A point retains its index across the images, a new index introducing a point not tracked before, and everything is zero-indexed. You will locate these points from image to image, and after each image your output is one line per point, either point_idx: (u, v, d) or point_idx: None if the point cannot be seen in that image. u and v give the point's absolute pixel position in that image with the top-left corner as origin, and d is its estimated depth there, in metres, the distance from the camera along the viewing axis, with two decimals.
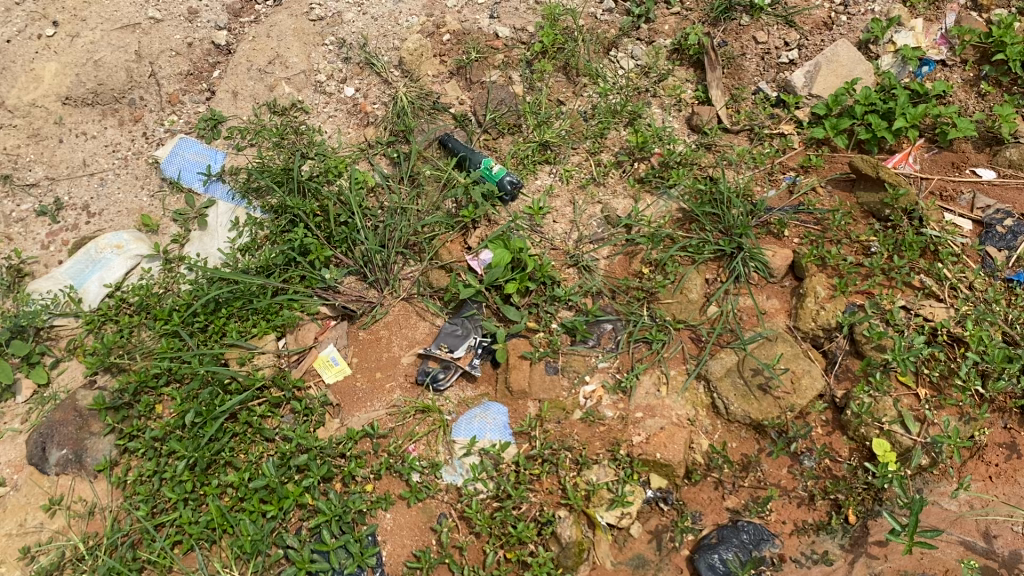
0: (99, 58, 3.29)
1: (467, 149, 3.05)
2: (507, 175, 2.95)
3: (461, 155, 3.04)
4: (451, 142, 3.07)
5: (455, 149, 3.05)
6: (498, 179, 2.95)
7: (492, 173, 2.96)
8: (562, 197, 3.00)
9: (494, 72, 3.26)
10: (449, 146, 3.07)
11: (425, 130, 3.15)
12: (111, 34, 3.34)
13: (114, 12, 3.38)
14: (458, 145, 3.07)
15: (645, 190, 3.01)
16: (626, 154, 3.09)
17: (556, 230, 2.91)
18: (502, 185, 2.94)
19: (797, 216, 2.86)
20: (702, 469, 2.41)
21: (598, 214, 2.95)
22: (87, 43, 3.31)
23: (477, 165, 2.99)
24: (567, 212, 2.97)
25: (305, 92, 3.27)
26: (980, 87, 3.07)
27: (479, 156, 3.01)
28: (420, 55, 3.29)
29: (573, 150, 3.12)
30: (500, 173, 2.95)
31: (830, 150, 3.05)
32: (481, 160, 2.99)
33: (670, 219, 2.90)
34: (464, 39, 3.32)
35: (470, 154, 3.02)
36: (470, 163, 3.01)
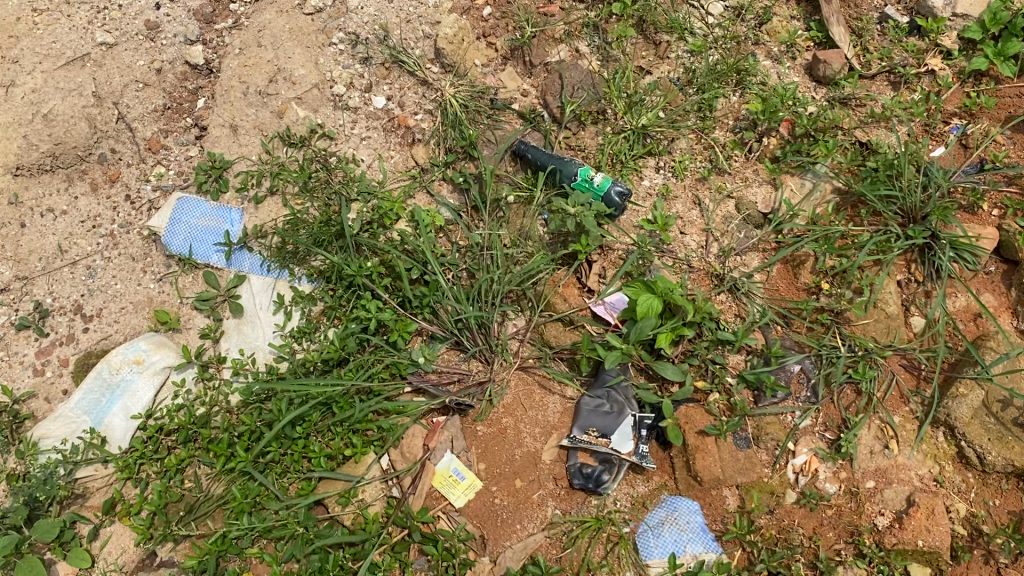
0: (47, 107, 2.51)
1: (553, 157, 2.39)
2: (613, 184, 2.31)
3: (546, 167, 2.38)
4: (531, 151, 2.41)
5: (538, 159, 2.39)
6: (604, 192, 2.30)
7: (593, 186, 2.31)
8: (682, 197, 2.39)
9: (560, 48, 2.57)
10: (530, 157, 2.41)
11: (489, 139, 2.47)
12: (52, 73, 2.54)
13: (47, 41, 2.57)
14: (541, 154, 2.40)
15: (785, 173, 2.39)
16: (745, 129, 2.47)
17: (689, 244, 2.31)
18: (608, 199, 2.30)
19: (986, 178, 2.26)
20: (967, 542, 1.88)
21: (734, 214, 2.35)
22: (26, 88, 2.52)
23: (571, 177, 2.34)
24: (696, 218, 2.35)
25: (324, 111, 2.55)
26: None
27: (571, 164, 2.36)
28: (462, 41, 2.57)
29: (679, 133, 2.48)
30: (603, 184, 2.30)
31: (995, 80, 2.45)
32: (576, 170, 2.34)
33: (825, 209, 2.32)
34: (510, 11, 2.61)
35: (559, 163, 2.36)
36: (561, 175, 2.35)
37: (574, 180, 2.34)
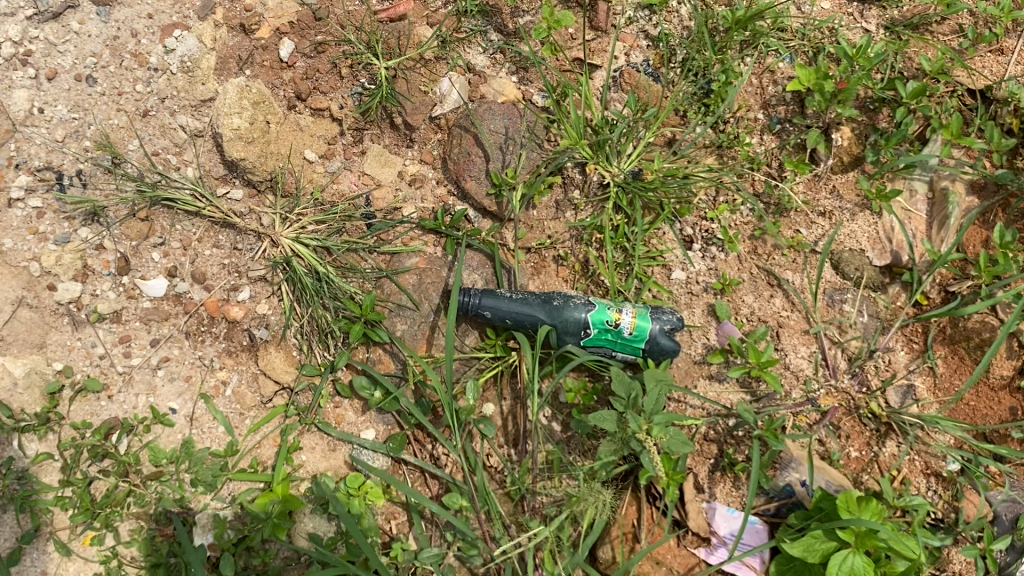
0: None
1: (528, 299, 1.30)
2: (657, 321, 1.29)
3: (526, 322, 1.30)
4: (486, 303, 1.29)
5: (507, 313, 1.29)
6: (650, 338, 1.28)
7: (627, 336, 1.28)
8: (747, 284, 1.40)
9: (445, 81, 1.39)
10: (488, 312, 1.29)
11: (398, 302, 1.32)
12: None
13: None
14: (505, 299, 1.30)
15: (885, 180, 1.45)
16: (791, 123, 1.46)
17: (801, 370, 1.35)
18: (660, 351, 1.29)
19: None
20: None
21: (836, 284, 1.41)
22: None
23: (580, 331, 1.29)
24: (790, 317, 1.38)
25: (53, 341, 1.28)
26: None
27: (569, 305, 1.29)
28: (268, 130, 1.31)
29: (702, 170, 1.42)
30: (644, 328, 1.28)
31: None
32: (585, 316, 1.29)
33: (972, 229, 1.41)
34: (327, 33, 1.37)
35: (550, 311, 1.29)
36: (560, 331, 1.29)
37: (587, 334, 1.29)
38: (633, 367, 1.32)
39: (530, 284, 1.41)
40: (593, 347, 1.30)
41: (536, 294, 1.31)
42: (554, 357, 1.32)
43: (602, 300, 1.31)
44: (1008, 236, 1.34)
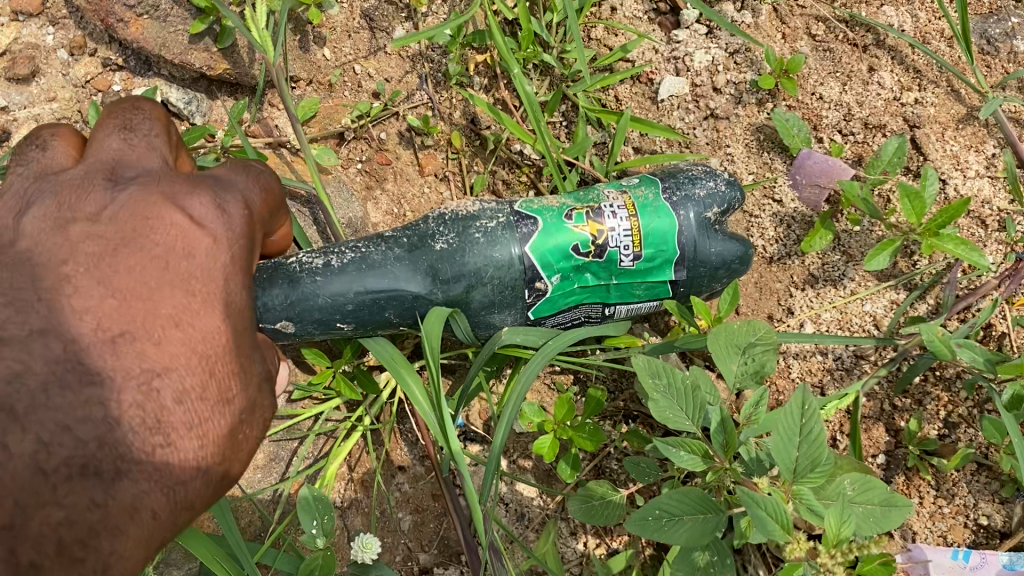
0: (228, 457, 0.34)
1: (374, 256, 0.51)
2: (690, 206, 0.54)
3: (389, 314, 0.51)
4: (278, 308, 0.48)
5: (336, 312, 0.50)
6: (692, 250, 0.54)
7: (635, 271, 0.53)
8: (814, 64, 0.65)
9: None
10: (290, 327, 0.49)
11: None
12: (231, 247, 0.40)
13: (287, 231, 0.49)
14: (319, 278, 0.50)
15: None
16: None
17: (987, 202, 0.61)
18: (715, 274, 0.55)
19: None
20: None
21: (982, 7, 0.66)
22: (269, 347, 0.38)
23: (524, 292, 0.52)
24: (924, 100, 0.64)
25: None
26: None
27: (479, 241, 0.52)
28: None
29: None
30: (667, 240, 0.53)
31: None
32: (524, 256, 0.52)
33: None
34: None
35: (435, 270, 0.51)
36: (475, 307, 0.52)
37: (543, 293, 0.53)
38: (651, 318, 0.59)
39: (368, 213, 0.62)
40: (561, 317, 0.55)
41: (386, 236, 0.52)
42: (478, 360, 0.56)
43: (547, 201, 0.54)
44: None
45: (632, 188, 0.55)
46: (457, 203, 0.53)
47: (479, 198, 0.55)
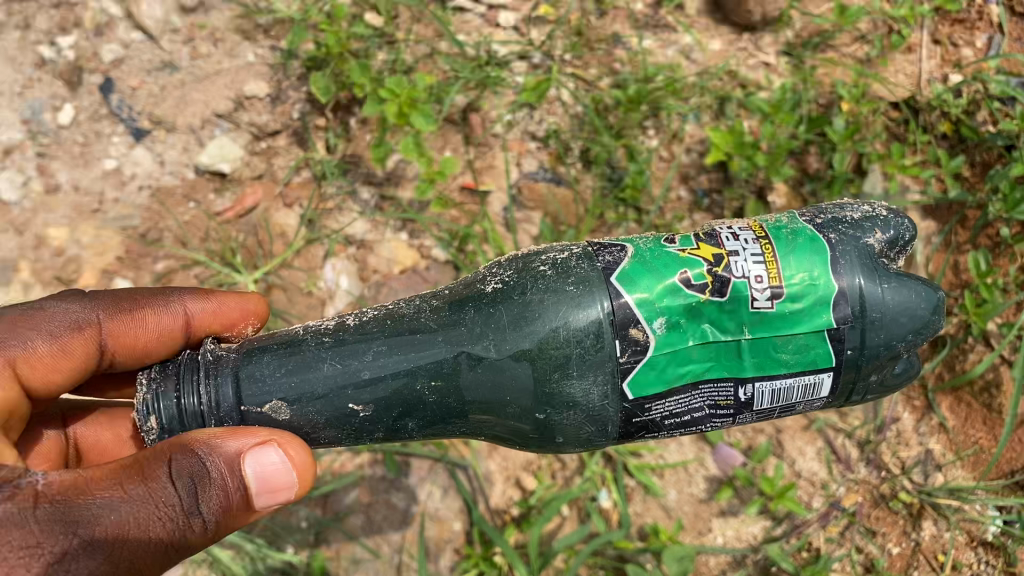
0: (54, 570, 0.68)
1: (400, 329, 0.79)
2: (849, 242, 0.79)
3: (421, 383, 0.77)
4: (263, 391, 0.77)
5: (349, 384, 0.77)
6: (789, 283, 0.75)
7: (761, 321, 0.75)
8: None
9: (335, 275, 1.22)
10: (284, 408, 0.77)
11: (351, 555, 1.13)
12: (44, 378, 0.84)
13: (188, 309, 0.90)
14: (320, 352, 0.79)
15: None
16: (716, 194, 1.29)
17: (813, 475, 1.21)
18: (911, 314, 0.77)
19: None
20: None
21: None
22: (154, 460, 0.71)
23: (614, 352, 0.74)
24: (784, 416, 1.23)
25: None
26: None
27: (570, 287, 0.76)
28: None
29: None
30: (813, 273, 0.76)
31: None
32: (605, 293, 0.75)
33: (938, 258, 1.28)
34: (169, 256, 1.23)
35: (497, 316, 0.77)
36: (557, 371, 0.74)
37: (642, 348, 0.74)
38: (824, 396, 0.79)
39: (492, 466, 1.18)
40: (685, 391, 0.76)
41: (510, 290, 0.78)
42: (557, 446, 0.79)
43: (641, 244, 0.80)
44: (984, 260, 1.22)
45: (762, 228, 0.80)
46: (545, 251, 0.81)
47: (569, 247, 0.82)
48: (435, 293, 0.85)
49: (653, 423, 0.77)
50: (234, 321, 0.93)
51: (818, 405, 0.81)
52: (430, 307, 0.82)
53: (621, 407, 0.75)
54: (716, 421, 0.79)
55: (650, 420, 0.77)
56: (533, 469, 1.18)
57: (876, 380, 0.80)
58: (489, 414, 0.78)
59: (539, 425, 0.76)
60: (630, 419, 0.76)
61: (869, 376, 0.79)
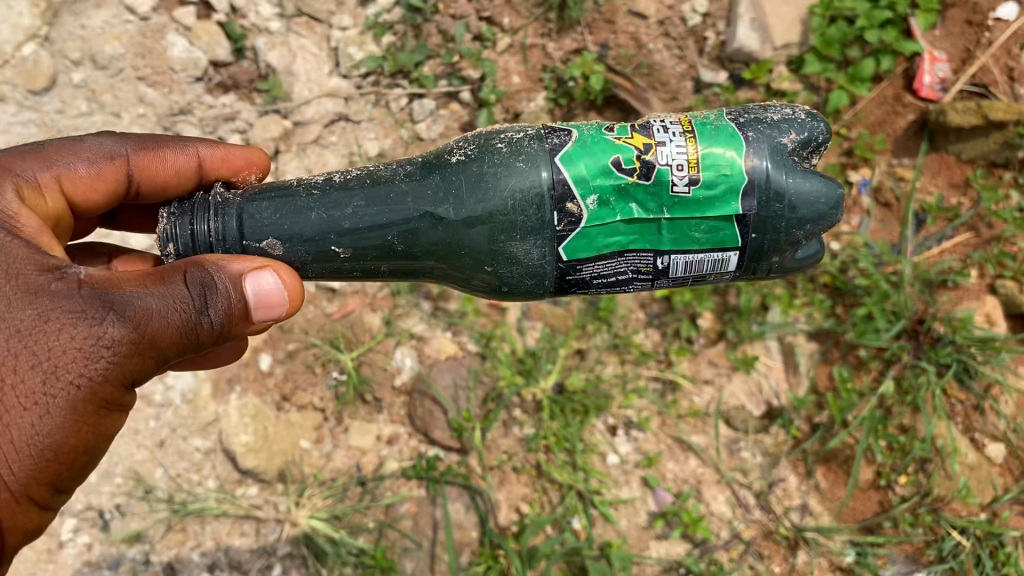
0: (91, 328, 0.98)
1: (376, 190, 1.09)
2: (763, 139, 1.08)
3: (390, 235, 1.08)
4: (261, 230, 1.07)
5: (332, 230, 1.07)
6: (709, 184, 1.05)
7: (679, 204, 1.05)
8: (667, 454, 1.79)
9: (401, 357, 1.81)
10: (278, 245, 1.07)
11: (403, 546, 1.68)
12: (86, 195, 1.19)
13: (198, 147, 1.24)
14: (309, 202, 1.08)
15: (746, 347, 1.87)
16: (664, 316, 1.88)
17: (722, 515, 1.74)
18: (813, 203, 1.08)
19: (931, 240, 1.92)
20: None
21: (731, 437, 1.82)
22: (174, 270, 0.99)
23: (552, 221, 1.04)
24: (703, 473, 1.78)
25: None
26: None
27: (522, 163, 1.06)
28: (273, 440, 1.72)
29: (609, 373, 1.82)
30: (721, 161, 1.05)
31: (862, 107, 2.00)
32: (548, 166, 1.05)
33: (819, 369, 1.84)
34: (296, 340, 1.78)
35: (457, 184, 1.06)
36: (503, 230, 1.05)
37: (576, 219, 1.05)
38: (730, 271, 1.11)
39: (500, 495, 1.73)
40: (611, 257, 1.07)
41: (465, 163, 1.08)
42: (506, 295, 1.10)
43: (584, 129, 1.09)
44: (844, 371, 1.80)
45: (692, 124, 1.08)
46: (505, 132, 1.10)
47: (526, 131, 1.11)
48: (409, 161, 1.14)
49: (584, 281, 1.09)
50: (237, 162, 1.28)
51: (728, 277, 1.12)
52: (403, 171, 1.11)
53: (557, 266, 1.07)
54: (638, 283, 1.11)
55: (583, 278, 1.09)
56: (528, 499, 1.73)
57: (778, 261, 1.12)
58: (446, 254, 1.08)
59: (493, 276, 1.08)
60: (565, 276, 1.08)
61: (771, 259, 1.11)
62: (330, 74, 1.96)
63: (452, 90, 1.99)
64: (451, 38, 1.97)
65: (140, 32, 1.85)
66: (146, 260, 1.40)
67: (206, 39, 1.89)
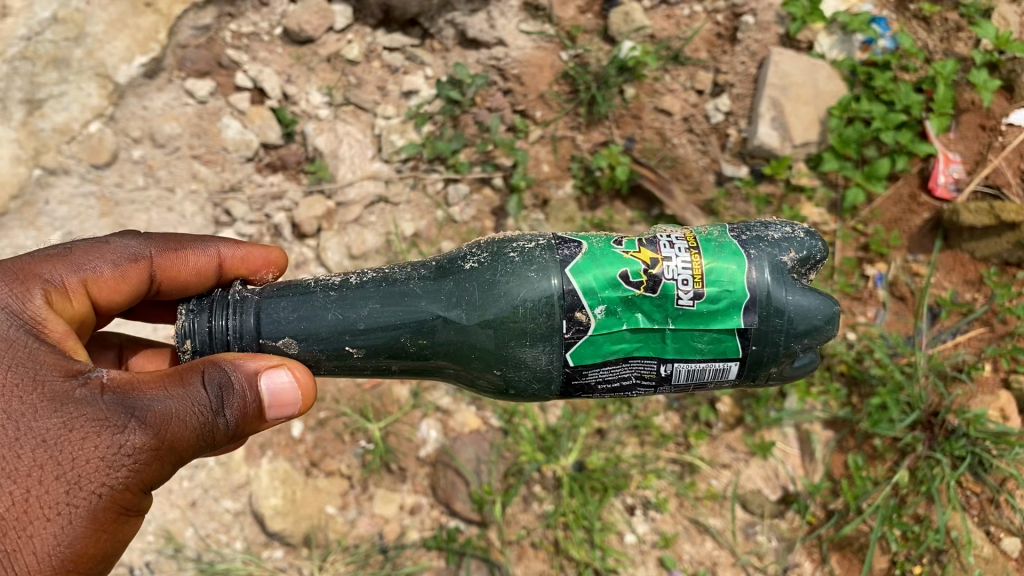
0: (114, 437, 1.06)
1: (389, 292, 1.16)
2: (764, 256, 1.15)
3: (403, 336, 1.15)
4: (277, 329, 1.14)
5: (347, 331, 1.15)
6: (710, 299, 1.12)
7: (682, 316, 1.12)
8: (684, 535, 1.82)
9: (426, 427, 1.87)
10: (293, 343, 1.14)
11: None
12: (109, 296, 1.25)
13: (218, 250, 1.30)
14: (326, 302, 1.16)
15: (764, 432, 1.91)
16: (685, 400, 1.93)
17: None
18: (811, 317, 1.15)
19: (947, 334, 1.96)
20: None
21: (747, 521, 1.85)
22: (192, 372, 1.07)
23: (560, 327, 1.11)
24: (719, 555, 1.81)
25: None
26: (919, 11, 2.14)
27: (533, 273, 1.12)
28: (301, 503, 1.79)
29: (630, 453, 1.87)
30: (724, 277, 1.12)
31: (878, 203, 2.09)
32: (558, 275, 1.12)
33: (834, 456, 1.88)
34: (327, 409, 1.86)
35: (470, 291, 1.13)
36: (513, 341, 1.11)
37: (584, 327, 1.11)
38: (730, 378, 1.17)
39: (518, 569, 1.77)
40: (616, 362, 1.14)
41: (471, 270, 1.15)
42: (513, 396, 1.17)
43: (594, 242, 1.16)
44: (859, 459, 1.84)
45: (696, 240, 1.16)
46: (516, 241, 1.17)
47: (537, 240, 1.18)
48: (422, 264, 1.21)
49: (588, 385, 1.15)
50: (255, 262, 1.34)
51: (727, 384, 1.18)
52: (416, 275, 1.18)
53: (563, 370, 1.13)
54: (642, 387, 1.17)
55: (587, 383, 1.15)
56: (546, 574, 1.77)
57: (775, 371, 1.19)
58: (453, 357, 1.15)
59: (500, 378, 1.14)
60: (571, 380, 1.14)
61: (769, 369, 1.17)
62: (372, 159, 2.08)
63: (485, 177, 2.10)
64: (485, 129, 2.09)
65: (197, 114, 1.99)
66: (163, 355, 1.48)
67: (259, 123, 2.03)
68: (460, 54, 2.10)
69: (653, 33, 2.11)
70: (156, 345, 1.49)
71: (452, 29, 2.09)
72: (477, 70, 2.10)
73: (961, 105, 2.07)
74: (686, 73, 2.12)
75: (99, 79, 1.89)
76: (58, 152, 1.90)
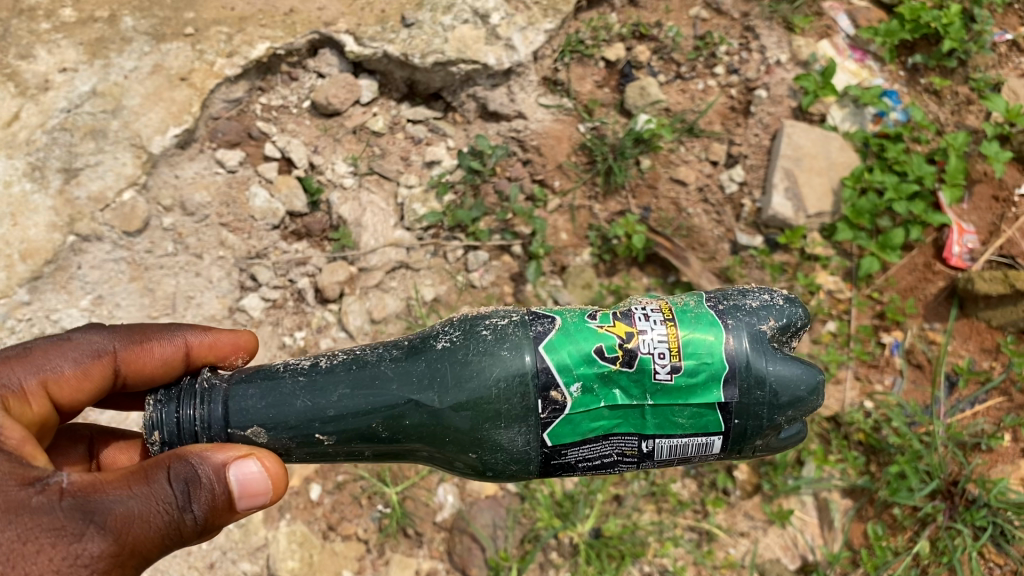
0: (72, 546, 1.03)
1: (360, 375, 1.16)
2: (742, 326, 1.16)
3: (375, 422, 1.14)
4: (245, 418, 1.12)
5: (317, 417, 1.14)
6: (688, 373, 1.11)
7: (660, 390, 1.11)
8: None
9: (443, 492, 1.88)
10: (262, 432, 1.13)
11: None
12: (71, 395, 1.27)
13: (186, 339, 1.29)
14: (295, 388, 1.15)
15: (781, 500, 1.91)
16: (702, 466, 1.93)
17: None
18: (793, 387, 1.15)
19: (965, 402, 1.97)
20: None
21: None
22: (156, 467, 1.05)
23: (536, 407, 1.11)
24: None
25: None
26: (927, 85, 2.21)
27: (506, 353, 1.12)
28: (318, 566, 1.79)
29: (647, 520, 1.86)
30: (702, 349, 1.12)
31: (893, 271, 2.10)
32: (531, 352, 1.12)
33: (853, 525, 1.87)
34: (345, 471, 1.88)
35: (443, 372, 1.13)
36: (488, 427, 1.11)
37: (560, 406, 1.10)
38: (714, 452, 1.16)
39: None
40: (596, 440, 1.13)
41: (442, 349, 1.15)
42: (491, 478, 1.17)
43: (567, 316, 1.16)
44: (878, 529, 1.83)
45: (671, 311, 1.16)
46: (490, 319, 1.18)
47: (511, 316, 1.19)
48: (394, 345, 1.21)
49: (568, 464, 1.14)
50: (227, 348, 1.33)
51: (713, 458, 1.17)
52: (389, 356, 1.18)
53: (541, 450, 1.12)
54: (624, 464, 1.16)
55: (567, 462, 1.14)
56: None
57: (761, 442, 1.18)
58: (427, 440, 1.14)
59: (477, 460, 1.14)
60: (550, 459, 1.13)
61: (754, 441, 1.16)
62: (394, 226, 2.12)
63: (504, 244, 2.15)
64: (505, 198, 2.15)
65: (227, 183, 2.06)
66: (135, 446, 1.42)
67: (286, 191, 2.09)
68: (481, 127, 2.18)
69: (668, 107, 2.19)
70: (128, 436, 1.44)
71: (473, 103, 2.16)
72: (497, 142, 2.17)
73: (972, 175, 2.12)
74: (701, 145, 2.18)
75: (134, 150, 1.95)
76: (92, 220, 1.94)
